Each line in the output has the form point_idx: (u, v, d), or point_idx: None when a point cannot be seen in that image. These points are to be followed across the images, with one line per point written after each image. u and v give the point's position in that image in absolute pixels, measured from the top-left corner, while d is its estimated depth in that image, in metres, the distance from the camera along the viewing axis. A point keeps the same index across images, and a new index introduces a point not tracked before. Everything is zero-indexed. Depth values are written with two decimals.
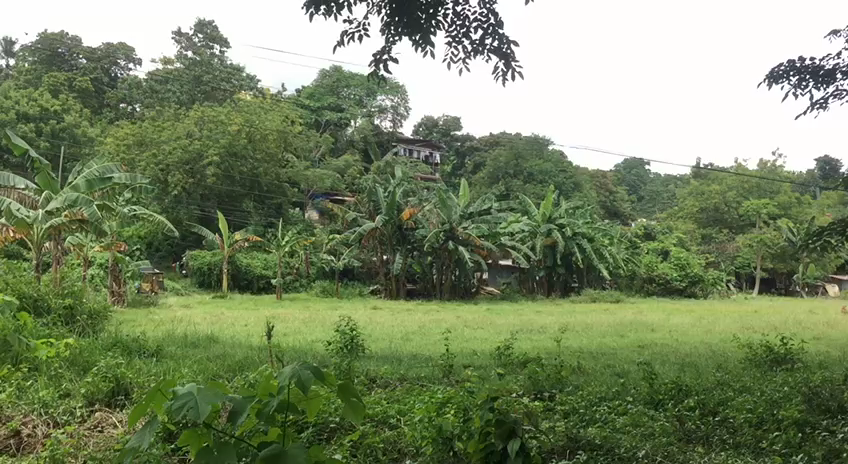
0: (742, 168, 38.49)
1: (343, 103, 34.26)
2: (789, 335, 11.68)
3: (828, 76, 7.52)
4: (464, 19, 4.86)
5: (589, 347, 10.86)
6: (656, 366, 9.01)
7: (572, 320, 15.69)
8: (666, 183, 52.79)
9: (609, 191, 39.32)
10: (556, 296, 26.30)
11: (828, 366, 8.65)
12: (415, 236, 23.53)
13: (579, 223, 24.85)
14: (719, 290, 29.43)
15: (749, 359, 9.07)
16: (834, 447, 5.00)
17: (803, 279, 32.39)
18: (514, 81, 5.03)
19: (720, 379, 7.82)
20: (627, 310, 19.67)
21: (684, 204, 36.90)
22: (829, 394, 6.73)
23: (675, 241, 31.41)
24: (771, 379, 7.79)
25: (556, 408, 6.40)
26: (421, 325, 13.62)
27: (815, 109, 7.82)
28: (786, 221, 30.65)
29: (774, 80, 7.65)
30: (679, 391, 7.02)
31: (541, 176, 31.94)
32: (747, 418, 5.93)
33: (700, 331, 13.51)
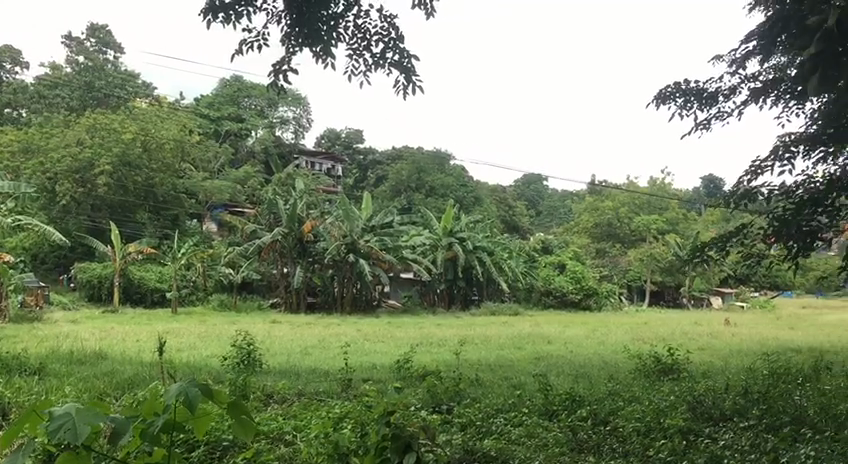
0: (633, 184, 39.97)
1: (244, 114, 33.63)
2: (676, 347, 12.19)
3: (711, 98, 7.91)
4: (365, 32, 4.85)
5: (487, 359, 11.03)
6: (551, 377, 9.21)
7: (471, 332, 15.91)
8: (563, 198, 54.35)
9: (509, 206, 40.11)
10: (456, 309, 26.59)
11: (711, 375, 9.07)
12: (316, 248, 23.25)
13: (479, 236, 25.29)
14: (612, 303, 30.88)
15: (639, 370, 9.41)
16: (714, 454, 5.26)
17: (689, 291, 33.96)
18: (415, 96, 5.02)
19: (610, 389, 8.07)
20: (525, 322, 20.13)
21: (579, 219, 37.98)
22: (712, 403, 7.06)
23: (571, 255, 32.26)
24: (659, 389, 8.11)
25: (453, 421, 6.45)
26: (321, 339, 13.49)
27: (699, 130, 8.19)
28: (672, 237, 31.90)
29: (662, 101, 7.96)
30: (572, 402, 7.22)
31: (442, 191, 32.38)
32: (637, 427, 6.15)
33: (593, 343, 13.89)
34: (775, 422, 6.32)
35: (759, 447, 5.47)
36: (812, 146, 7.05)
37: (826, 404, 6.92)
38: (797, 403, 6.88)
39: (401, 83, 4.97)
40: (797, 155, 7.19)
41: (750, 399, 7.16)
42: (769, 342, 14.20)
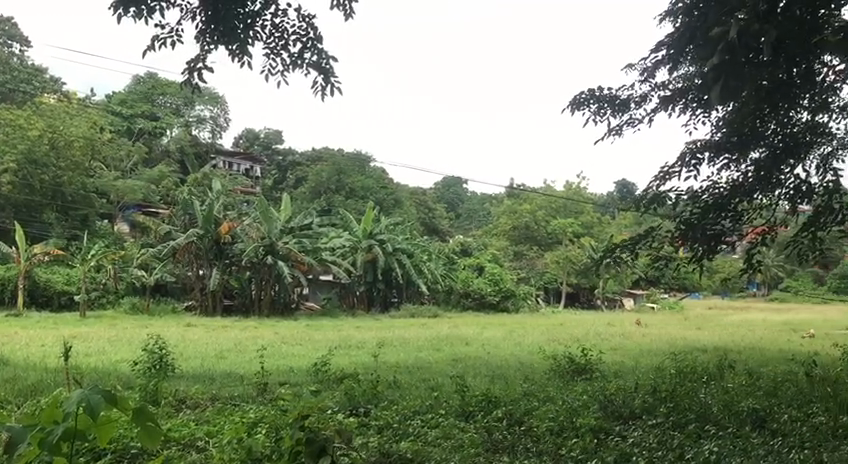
0: (550, 188, 40.75)
1: (158, 112, 32.72)
2: (589, 348, 12.49)
3: (624, 105, 8.14)
4: (283, 31, 4.79)
5: (405, 362, 11.06)
6: (468, 378, 9.29)
7: (390, 334, 15.90)
8: (482, 200, 54.99)
9: (428, 208, 40.29)
10: (376, 312, 26.57)
11: (622, 375, 9.35)
12: (233, 250, 22.68)
13: (399, 238, 25.34)
14: (529, 305, 31.41)
15: (553, 370, 9.60)
16: (624, 452, 5.40)
17: (603, 293, 34.85)
18: (333, 98, 4.99)
19: (525, 389, 8.20)
20: (444, 324, 20.26)
21: (498, 221, 38.49)
22: (621, 402, 7.25)
23: (489, 257, 32.66)
24: (572, 389, 8.29)
25: (369, 424, 6.43)
26: (237, 342, 13.25)
27: (612, 136, 8.41)
28: (587, 240, 32.66)
29: (577, 106, 8.13)
30: (488, 403, 7.30)
31: (361, 193, 32.29)
32: (550, 427, 6.27)
33: (510, 344, 14.09)
34: (681, 419, 6.55)
35: (667, 445, 5.67)
36: (717, 152, 7.33)
37: (728, 401, 7.21)
38: (701, 401, 7.15)
39: (319, 84, 4.93)
40: (703, 161, 7.47)
41: (658, 398, 7.40)
42: (678, 342, 14.68)
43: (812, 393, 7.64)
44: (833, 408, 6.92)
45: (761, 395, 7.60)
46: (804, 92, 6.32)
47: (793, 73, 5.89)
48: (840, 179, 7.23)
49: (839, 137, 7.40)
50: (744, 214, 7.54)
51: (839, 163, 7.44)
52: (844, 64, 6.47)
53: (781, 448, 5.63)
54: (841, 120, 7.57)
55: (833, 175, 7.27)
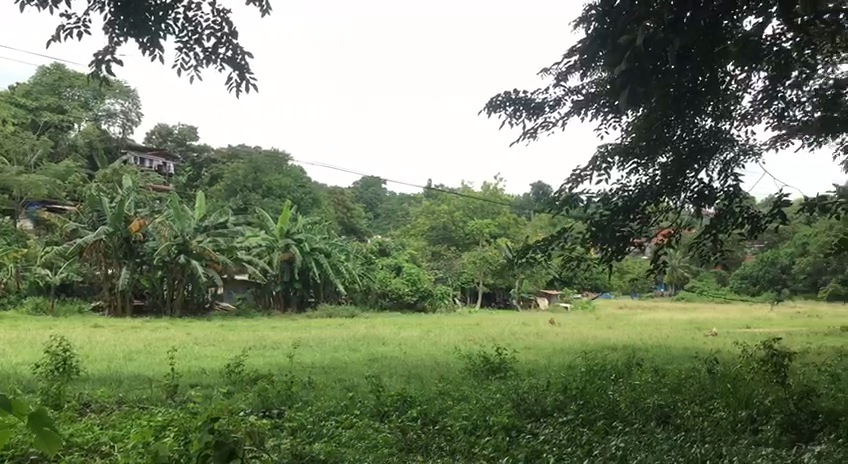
0: (468, 189, 41.17)
1: (66, 104, 31.47)
2: (504, 347, 12.68)
3: (538, 108, 8.29)
4: (196, 25, 4.68)
5: (321, 362, 10.98)
6: (384, 378, 9.30)
7: (306, 334, 15.75)
8: (401, 200, 55.10)
9: (346, 208, 40.13)
10: (292, 312, 26.29)
11: (535, 373, 9.54)
12: (144, 249, 22.08)
13: (316, 238, 25.24)
14: (446, 305, 31.67)
15: (469, 369, 9.70)
16: (535, 449, 5.50)
17: (518, 293, 35.45)
18: (248, 94, 4.90)
19: (441, 389, 8.26)
20: (361, 324, 20.21)
21: (416, 222, 38.64)
22: (533, 400, 7.39)
23: (407, 257, 32.76)
24: (486, 387, 8.38)
25: (283, 426, 6.35)
26: (146, 343, 12.87)
27: (527, 138, 8.55)
28: (504, 241, 33.15)
29: (493, 109, 8.23)
30: (403, 402, 7.32)
31: (279, 192, 31.93)
32: (464, 425, 6.33)
33: (427, 343, 14.18)
34: (590, 416, 6.72)
35: (576, 441, 5.80)
36: (625, 157, 7.55)
37: (635, 398, 7.44)
38: (610, 398, 7.35)
39: (234, 80, 4.84)
40: (612, 165, 7.68)
41: (569, 395, 7.57)
42: (590, 341, 15.03)
43: (713, 388, 7.96)
44: (733, 403, 7.23)
45: (666, 392, 7.86)
46: (707, 100, 6.58)
47: (698, 83, 6.15)
48: (740, 184, 7.55)
49: (739, 143, 7.73)
50: (650, 216, 7.79)
51: (739, 168, 7.77)
52: (744, 74, 6.77)
53: (684, 443, 5.84)
54: (742, 127, 7.91)
55: (733, 180, 7.58)
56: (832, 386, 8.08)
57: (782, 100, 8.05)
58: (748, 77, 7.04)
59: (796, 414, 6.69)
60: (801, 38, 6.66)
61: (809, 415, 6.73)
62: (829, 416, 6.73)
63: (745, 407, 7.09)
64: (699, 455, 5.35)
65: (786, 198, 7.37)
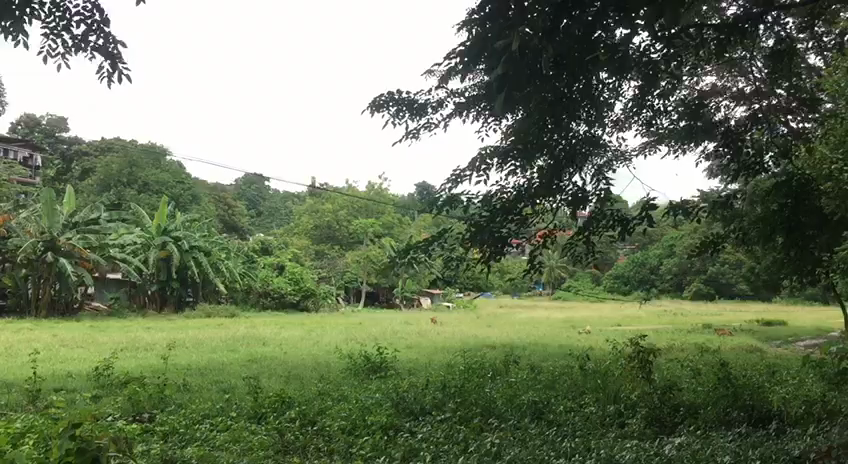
0: (353, 188, 41.09)
1: None
2: (385, 346, 12.72)
3: (421, 109, 8.35)
4: (64, 11, 4.44)
5: (197, 363, 10.66)
6: (262, 379, 9.12)
7: (183, 335, 15.25)
8: (284, 198, 54.32)
9: (227, 205, 39.23)
10: (169, 311, 25.48)
11: (415, 372, 9.61)
12: (7, 245, 20.83)
13: (195, 237, 24.69)
14: (329, 304, 31.51)
15: (349, 369, 9.66)
16: (412, 448, 5.54)
17: (401, 292, 35.68)
18: (121, 85, 4.69)
19: (321, 389, 8.18)
20: (241, 324, 19.78)
21: (299, 220, 38.21)
22: (412, 399, 7.44)
23: (290, 256, 32.35)
24: (366, 387, 8.36)
25: (154, 430, 6.13)
26: (7, 346, 12.11)
27: (410, 138, 8.59)
28: (388, 240, 33.29)
29: (377, 108, 8.22)
30: (281, 403, 7.21)
31: (157, 187, 30.86)
32: (342, 426, 6.29)
33: (308, 343, 14.05)
34: (468, 413, 6.84)
35: (453, 439, 5.89)
36: (504, 159, 7.72)
37: (511, 394, 7.63)
38: (487, 395, 7.50)
39: (105, 70, 4.62)
40: (491, 166, 7.82)
41: (448, 393, 7.66)
42: (470, 340, 15.28)
43: (585, 385, 8.29)
44: (602, 398, 7.55)
45: (541, 388, 8.11)
46: (581, 106, 6.82)
47: (573, 89, 6.36)
48: (611, 187, 7.89)
49: (611, 149, 8.05)
50: (528, 218, 8.00)
51: (611, 172, 8.10)
52: (616, 83, 7.05)
53: (556, 437, 6.03)
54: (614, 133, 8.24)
55: (605, 184, 7.90)
56: (693, 379, 8.58)
57: (650, 108, 8.44)
58: (619, 86, 7.34)
59: (660, 408, 7.05)
60: (668, 50, 7.01)
61: (672, 408, 7.10)
62: (690, 408, 7.13)
63: (613, 402, 7.42)
64: (571, 449, 5.54)
65: (653, 202, 7.78)
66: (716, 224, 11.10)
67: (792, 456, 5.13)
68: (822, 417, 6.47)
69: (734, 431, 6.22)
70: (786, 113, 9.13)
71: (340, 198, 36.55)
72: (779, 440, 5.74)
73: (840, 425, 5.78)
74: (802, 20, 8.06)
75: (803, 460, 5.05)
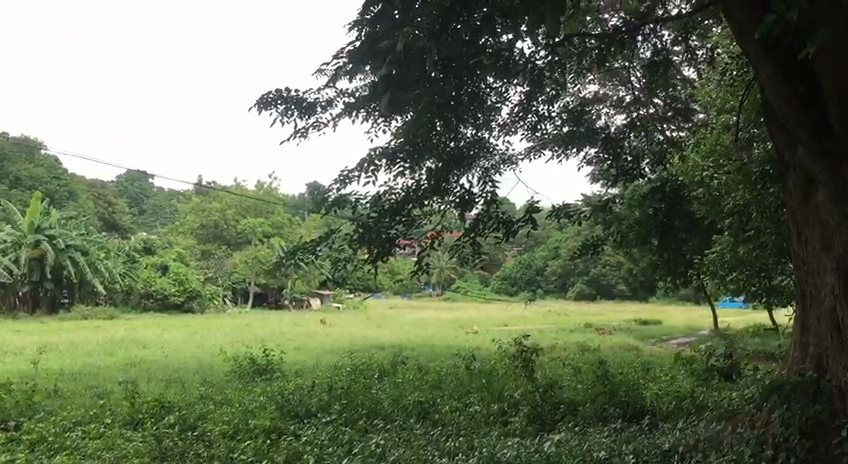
0: (241, 187, 40.28)
1: None
2: (271, 348, 12.52)
3: (309, 108, 8.24)
4: None
5: (71, 367, 10.18)
6: (141, 384, 8.79)
7: (56, 338, 14.51)
8: (170, 196, 52.65)
9: (108, 203, 37.69)
10: (42, 313, 24.22)
11: (302, 374, 9.51)
12: None
13: (72, 235, 23.57)
14: (215, 306, 30.79)
15: (233, 372, 9.46)
16: (296, 451, 5.48)
17: (290, 293, 35.25)
18: None
19: (202, 393, 7.96)
20: (120, 326, 19.04)
21: (185, 219, 37.10)
22: (297, 401, 7.35)
23: (174, 256, 31.38)
24: (251, 390, 8.20)
25: (20, 439, 5.79)
26: None
27: (298, 137, 8.47)
28: (277, 240, 32.82)
29: (264, 106, 8.05)
30: (161, 409, 6.97)
31: (30, 183, 29.31)
32: (223, 431, 6.13)
33: (191, 346, 13.67)
34: (352, 415, 6.82)
35: (338, 441, 5.85)
36: (392, 160, 7.69)
37: (398, 395, 7.65)
38: (373, 396, 7.50)
39: None
40: (380, 167, 7.79)
41: (334, 395, 7.59)
42: (358, 341, 15.26)
43: (470, 384, 8.41)
44: (487, 397, 7.69)
45: (428, 388, 8.18)
46: (469, 111, 6.93)
47: (461, 92, 6.45)
48: (497, 190, 8.06)
49: (498, 153, 8.23)
50: (416, 220, 7.98)
51: (497, 175, 8.28)
52: (503, 86, 7.21)
53: (440, 437, 6.09)
54: (501, 137, 8.41)
55: (491, 187, 8.09)
56: (574, 377, 8.85)
57: (535, 114, 8.64)
58: (506, 90, 7.50)
59: (542, 406, 7.24)
60: (552, 57, 7.22)
61: (553, 406, 7.30)
62: (569, 405, 7.34)
63: (497, 401, 7.56)
64: (454, 448, 5.60)
65: (537, 205, 7.97)
66: (596, 228, 11.52)
67: (662, 450, 5.38)
68: (691, 412, 6.81)
69: (610, 427, 6.45)
70: (662, 123, 9.57)
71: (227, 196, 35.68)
72: (651, 435, 6.00)
73: (706, 419, 6.10)
74: (678, 34, 8.47)
75: (672, 453, 5.32)
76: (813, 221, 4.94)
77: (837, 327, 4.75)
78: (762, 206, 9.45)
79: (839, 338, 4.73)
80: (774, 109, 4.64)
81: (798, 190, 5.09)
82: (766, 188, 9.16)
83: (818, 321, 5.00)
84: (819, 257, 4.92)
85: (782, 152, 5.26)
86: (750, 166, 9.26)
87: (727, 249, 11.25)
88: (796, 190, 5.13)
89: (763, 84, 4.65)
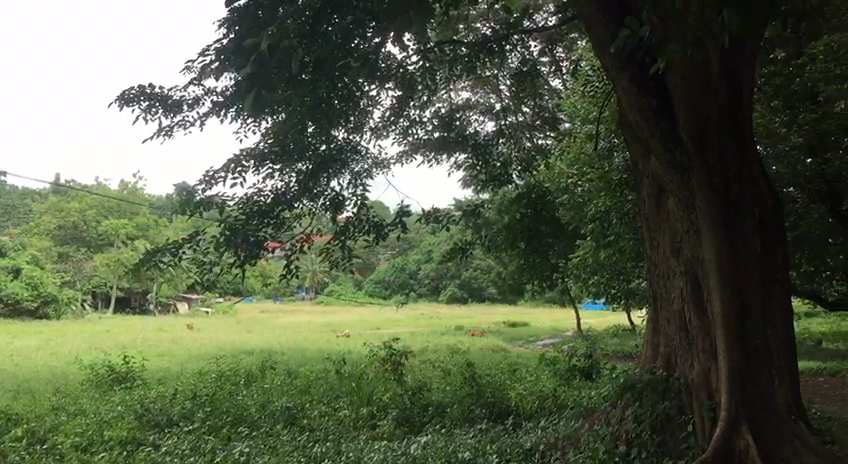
0: (104, 186, 38.40)
1: None
2: (133, 354, 12.01)
3: (175, 106, 7.95)
4: None
5: None
6: None
7: None
8: (24, 195, 49.56)
9: None
10: None
11: (164, 381, 9.17)
12: None
13: None
14: (72, 311, 29.26)
15: (90, 381, 9.01)
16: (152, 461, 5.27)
17: (155, 297, 33.96)
18: None
19: (53, 404, 7.50)
20: None
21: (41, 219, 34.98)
22: (158, 409, 7.07)
23: (28, 258, 29.56)
24: (108, 399, 7.83)
25: None
26: None
27: (162, 135, 8.15)
28: (141, 242, 31.55)
29: (125, 103, 7.70)
30: (7, 422, 6.53)
31: None
32: (76, 443, 5.80)
33: (44, 353, 12.89)
34: (216, 424, 6.64)
35: (200, 450, 5.67)
36: (261, 161, 7.54)
37: (265, 401, 7.49)
38: (239, 403, 7.32)
39: None
40: (248, 169, 7.60)
41: (197, 402, 7.33)
42: (227, 346, 14.88)
43: (340, 388, 8.36)
44: (356, 401, 7.66)
45: (296, 393, 8.05)
46: (340, 113, 6.90)
47: (333, 94, 6.42)
48: (367, 193, 8.07)
49: (371, 156, 8.26)
50: (285, 223, 7.81)
51: (369, 179, 8.29)
52: (375, 90, 7.25)
53: (307, 443, 6.00)
54: (372, 141, 8.42)
55: (362, 190, 8.09)
56: (442, 380, 8.98)
57: (407, 118, 8.70)
58: (377, 94, 7.54)
59: (410, 409, 7.30)
60: (422, 63, 7.34)
61: (422, 408, 7.36)
62: (438, 406, 7.44)
63: (367, 404, 7.56)
64: (320, 453, 5.53)
65: (407, 209, 8.03)
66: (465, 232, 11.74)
67: (524, 448, 5.53)
68: (552, 410, 7.06)
69: (476, 427, 6.58)
70: (531, 131, 9.86)
71: (88, 196, 33.85)
72: (514, 434, 6.17)
73: (565, 417, 6.35)
74: (545, 45, 8.75)
75: (533, 451, 5.48)
76: (664, 226, 5.21)
77: (685, 327, 5.03)
78: (621, 212, 9.94)
79: (687, 338, 5.01)
80: (632, 120, 4.87)
81: (651, 198, 5.36)
82: (626, 194, 9.64)
83: (668, 322, 5.27)
84: (669, 261, 5.20)
85: (636, 160, 5.53)
86: (610, 174, 9.73)
87: (589, 252, 11.76)
88: (649, 196, 5.40)
89: (621, 95, 4.86)
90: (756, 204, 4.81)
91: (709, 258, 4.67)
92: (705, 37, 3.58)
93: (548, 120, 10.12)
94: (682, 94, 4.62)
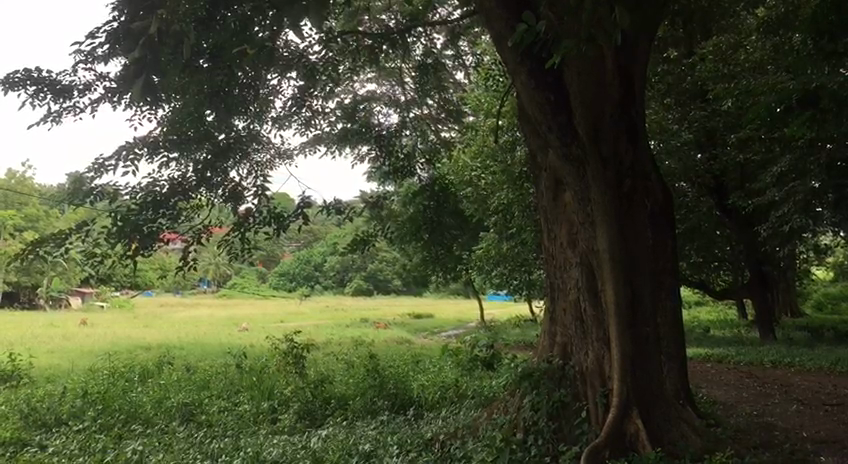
0: None
1: None
2: (20, 351, 11.46)
3: (64, 92, 7.58)
4: None
5: None
6: None
7: None
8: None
9: None
10: None
11: (54, 378, 8.79)
12: None
13: None
14: None
15: None
16: None
17: (45, 292, 32.37)
18: None
19: None
20: None
21: None
22: (45, 408, 6.74)
23: None
24: None
25: None
26: None
27: (49, 122, 7.76)
28: (28, 234, 29.98)
29: (10, 86, 7.26)
30: None
31: None
32: None
33: None
34: (108, 422, 6.41)
35: (89, 450, 5.46)
36: (155, 150, 7.28)
37: (160, 398, 7.24)
38: (132, 399, 7.06)
39: None
40: (141, 157, 7.31)
41: (88, 400, 7.02)
42: (122, 341, 14.35)
43: (239, 383, 8.18)
44: (256, 396, 7.52)
45: (193, 389, 7.83)
46: (239, 102, 6.77)
47: (231, 82, 6.33)
48: (268, 184, 7.96)
49: (273, 147, 8.15)
50: (182, 213, 7.55)
51: (269, 170, 8.18)
52: (276, 78, 7.16)
53: (203, 439, 5.85)
54: (273, 131, 8.28)
55: (262, 181, 7.95)
56: (345, 372, 8.94)
57: (309, 109, 8.58)
58: (278, 83, 7.45)
59: (312, 401, 7.24)
60: (324, 52, 7.31)
61: (324, 401, 7.30)
62: (340, 400, 7.37)
63: (267, 399, 7.43)
64: (217, 449, 5.41)
65: (309, 201, 7.92)
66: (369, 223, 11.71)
67: (423, 439, 5.55)
68: (452, 400, 7.18)
69: (377, 419, 6.57)
70: (435, 124, 9.97)
71: None
72: (415, 424, 6.21)
73: (463, 407, 6.44)
74: (448, 39, 8.83)
75: (433, 441, 5.51)
76: (560, 219, 5.32)
77: (580, 316, 5.15)
78: (523, 205, 10.16)
79: (582, 326, 5.14)
80: (528, 115, 4.91)
81: (548, 191, 5.46)
82: (528, 187, 9.85)
83: (564, 311, 5.37)
84: (565, 252, 5.30)
85: (534, 153, 5.63)
86: (512, 167, 9.93)
87: (492, 245, 11.98)
88: (546, 189, 5.50)
89: (518, 91, 4.89)
90: (646, 198, 4.98)
91: (603, 249, 4.80)
92: (597, 34, 3.68)
93: (451, 114, 10.21)
94: (578, 90, 4.73)
